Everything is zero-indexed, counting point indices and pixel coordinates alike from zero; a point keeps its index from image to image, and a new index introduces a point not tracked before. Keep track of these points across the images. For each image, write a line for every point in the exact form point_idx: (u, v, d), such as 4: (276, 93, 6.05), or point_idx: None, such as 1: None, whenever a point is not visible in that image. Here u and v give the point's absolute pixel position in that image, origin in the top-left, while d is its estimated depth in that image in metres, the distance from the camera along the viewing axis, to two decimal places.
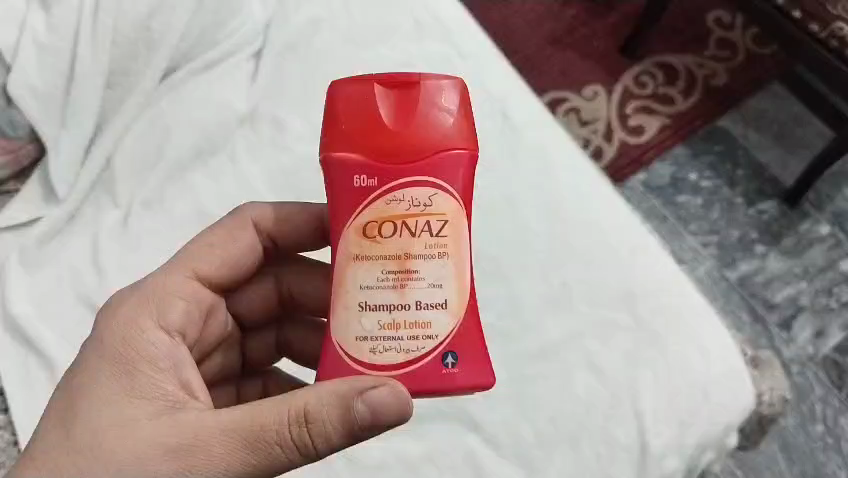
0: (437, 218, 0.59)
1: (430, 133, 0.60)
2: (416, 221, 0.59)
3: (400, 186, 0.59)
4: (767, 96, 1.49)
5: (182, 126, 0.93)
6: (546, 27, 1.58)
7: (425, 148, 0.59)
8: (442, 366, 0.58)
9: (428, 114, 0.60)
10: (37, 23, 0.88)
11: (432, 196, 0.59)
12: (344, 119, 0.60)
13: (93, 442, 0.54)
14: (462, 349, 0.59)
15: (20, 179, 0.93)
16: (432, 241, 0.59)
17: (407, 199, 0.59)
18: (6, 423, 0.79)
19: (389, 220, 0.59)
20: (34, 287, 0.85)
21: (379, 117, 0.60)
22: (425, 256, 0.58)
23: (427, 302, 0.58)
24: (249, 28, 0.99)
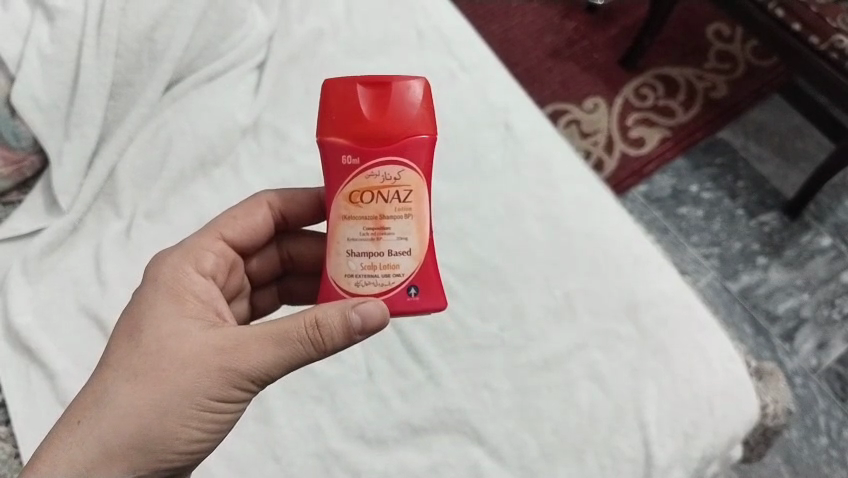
0: (405, 190, 0.60)
1: (402, 121, 0.60)
2: (389, 191, 0.60)
3: (373, 166, 0.60)
4: (767, 107, 1.50)
5: (186, 138, 0.93)
6: (547, 40, 1.60)
7: (395, 132, 0.60)
8: (405, 296, 0.61)
9: (398, 103, 0.60)
10: (41, 34, 0.88)
11: (400, 172, 0.60)
12: (330, 109, 0.61)
13: (141, 354, 0.55)
14: (425, 282, 0.62)
15: (23, 189, 0.93)
16: (402, 203, 0.60)
17: (382, 175, 0.60)
18: (7, 434, 0.77)
19: (365, 188, 0.60)
20: (37, 298, 0.85)
21: (359, 108, 0.60)
22: (396, 216, 0.60)
23: (397, 250, 0.60)
24: (253, 40, 1.00)
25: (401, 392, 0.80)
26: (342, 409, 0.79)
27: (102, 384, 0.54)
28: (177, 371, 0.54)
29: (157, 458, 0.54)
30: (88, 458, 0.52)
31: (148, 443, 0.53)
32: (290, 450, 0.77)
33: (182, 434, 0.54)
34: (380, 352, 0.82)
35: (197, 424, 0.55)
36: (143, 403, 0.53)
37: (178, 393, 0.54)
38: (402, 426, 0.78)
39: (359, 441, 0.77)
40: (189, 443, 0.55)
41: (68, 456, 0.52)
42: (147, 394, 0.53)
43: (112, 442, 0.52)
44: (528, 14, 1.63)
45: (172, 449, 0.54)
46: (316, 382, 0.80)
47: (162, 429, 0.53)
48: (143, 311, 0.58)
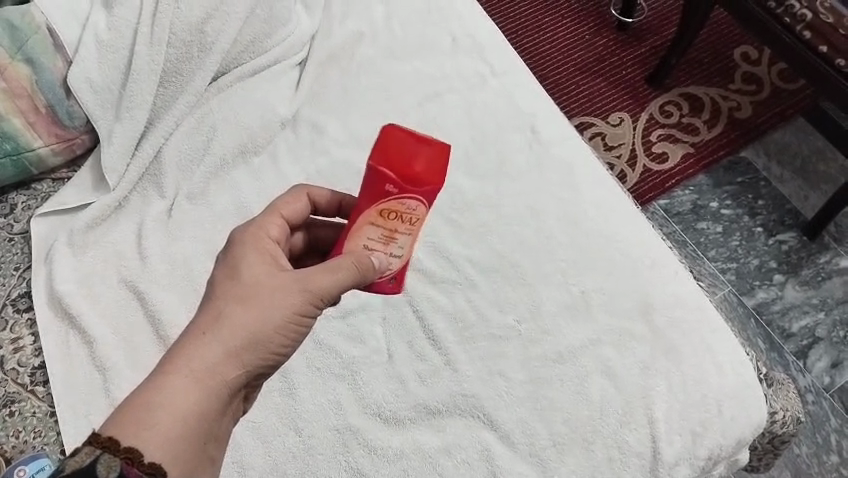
0: (417, 220, 0.64)
1: (439, 176, 0.62)
2: (408, 217, 0.63)
3: (402, 200, 0.62)
4: (791, 129, 1.52)
5: (228, 125, 0.98)
6: (577, 56, 1.64)
7: (432, 182, 0.61)
8: (386, 283, 0.68)
9: (441, 161, 0.62)
10: (99, 21, 0.97)
11: (420, 209, 0.63)
12: (388, 148, 0.62)
13: (240, 286, 0.57)
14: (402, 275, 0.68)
15: (72, 167, 0.99)
16: (412, 227, 0.64)
17: (408, 208, 0.63)
18: (45, 394, 0.82)
19: (391, 211, 0.63)
20: (79, 268, 0.89)
21: (411, 155, 0.61)
22: (405, 233, 0.65)
23: (395, 255, 0.66)
24: (296, 37, 1.05)
25: (420, 375, 0.83)
26: (362, 389, 0.82)
27: (208, 313, 0.56)
28: (276, 292, 0.58)
29: (263, 363, 0.57)
30: (212, 363, 0.54)
31: (258, 350, 0.56)
32: (311, 424, 0.80)
33: (282, 345, 0.58)
34: (401, 336, 0.86)
35: (292, 337, 0.59)
36: (253, 317, 0.56)
37: (278, 312, 0.57)
38: (419, 407, 0.81)
39: (377, 419, 0.81)
40: (283, 355, 0.59)
41: (192, 364, 0.54)
42: (254, 313, 0.56)
43: (231, 349, 0.55)
44: (559, 29, 1.68)
45: (272, 358, 0.58)
46: (339, 362, 0.84)
47: (269, 340, 0.57)
48: (233, 255, 0.59)
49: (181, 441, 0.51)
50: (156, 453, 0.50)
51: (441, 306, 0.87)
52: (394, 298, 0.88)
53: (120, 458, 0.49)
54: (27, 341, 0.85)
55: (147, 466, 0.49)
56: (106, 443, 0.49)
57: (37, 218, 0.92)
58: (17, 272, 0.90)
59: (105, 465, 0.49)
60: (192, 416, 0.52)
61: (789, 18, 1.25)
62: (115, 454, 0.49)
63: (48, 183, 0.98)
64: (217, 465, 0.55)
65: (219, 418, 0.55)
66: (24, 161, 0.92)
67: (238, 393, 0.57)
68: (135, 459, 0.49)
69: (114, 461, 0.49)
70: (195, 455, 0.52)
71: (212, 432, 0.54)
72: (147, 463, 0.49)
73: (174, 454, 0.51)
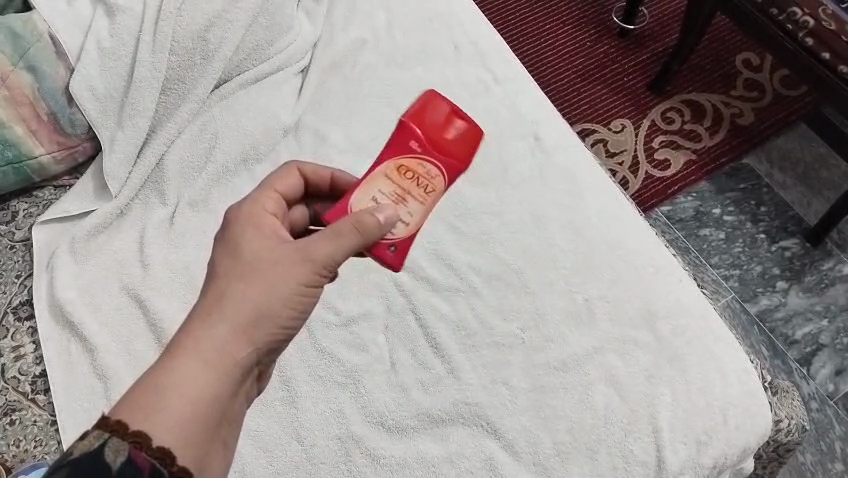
0: (432, 187, 0.66)
1: (459, 150, 0.67)
2: (424, 181, 0.65)
3: (421, 159, 0.66)
4: (793, 135, 1.52)
5: (230, 133, 0.98)
6: (578, 63, 1.64)
7: (456, 154, 0.67)
8: (385, 248, 0.64)
9: (464, 137, 0.67)
10: (101, 28, 0.97)
11: (436, 176, 0.66)
12: (426, 110, 0.67)
13: (240, 265, 0.56)
14: (403, 244, 0.65)
15: (74, 175, 0.99)
16: (424, 193, 0.65)
17: (427, 172, 0.66)
18: (46, 402, 0.82)
19: (408, 167, 0.65)
20: (81, 276, 0.89)
21: (444, 123, 0.67)
22: (415, 196, 0.65)
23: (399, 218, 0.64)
24: (298, 45, 1.05)
25: (422, 383, 0.83)
26: (364, 397, 0.82)
27: (210, 295, 0.55)
28: (279, 266, 0.56)
29: (269, 341, 0.56)
30: (219, 341, 0.53)
31: (264, 327, 0.55)
32: (314, 433, 0.80)
33: (288, 320, 0.57)
34: (403, 344, 0.85)
35: (297, 312, 0.57)
36: (256, 293, 0.55)
37: (281, 285, 0.56)
38: (421, 416, 0.81)
39: (379, 428, 0.80)
40: (288, 331, 0.57)
41: (198, 344, 0.52)
42: (257, 289, 0.55)
43: (237, 326, 0.53)
44: (561, 36, 1.68)
45: (277, 335, 0.56)
46: (342, 369, 0.84)
47: (274, 316, 0.55)
48: (230, 235, 0.57)
49: (190, 422, 0.50)
50: (165, 438, 0.48)
51: (444, 314, 0.87)
52: (396, 305, 0.88)
53: (127, 442, 0.47)
54: (29, 349, 0.85)
55: (155, 452, 0.47)
56: (113, 427, 0.47)
57: (38, 225, 0.92)
58: (18, 279, 0.90)
59: (113, 449, 0.46)
60: (200, 397, 0.50)
61: (791, 25, 1.25)
62: (122, 439, 0.47)
63: (50, 190, 0.98)
64: (227, 451, 0.53)
65: (228, 400, 0.53)
66: (26, 169, 0.93)
67: (246, 373, 0.55)
68: (143, 443, 0.47)
69: (122, 445, 0.47)
70: (204, 439, 0.50)
71: (221, 414, 0.52)
72: (156, 447, 0.47)
73: (183, 437, 0.49)
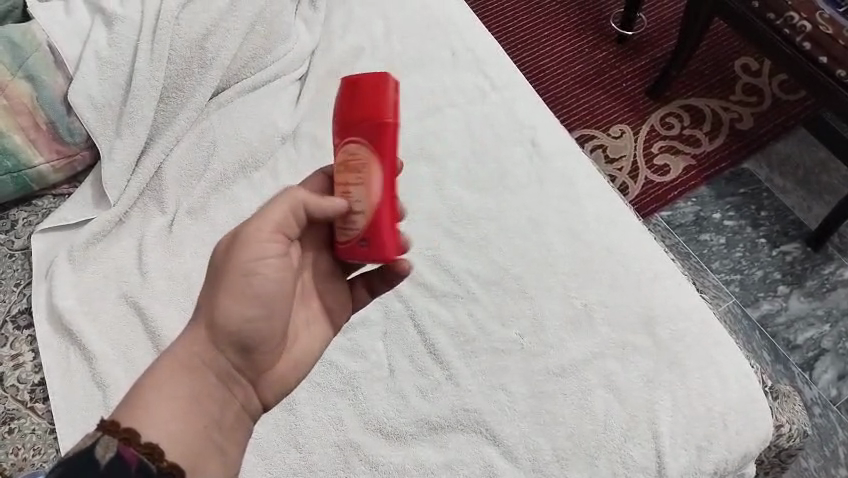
0: (362, 164, 0.61)
1: (373, 112, 0.61)
2: (352, 162, 0.61)
3: (347, 146, 0.62)
4: (793, 140, 1.52)
5: (228, 140, 0.98)
6: (577, 69, 1.64)
7: (372, 121, 0.60)
8: (354, 245, 0.63)
9: (372, 100, 0.61)
10: (100, 37, 0.97)
11: (358, 152, 0.61)
12: (337, 100, 0.63)
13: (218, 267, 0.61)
14: (374, 235, 0.62)
15: (73, 183, 1.00)
16: (360, 174, 0.61)
17: (350, 154, 0.61)
18: (45, 410, 0.82)
19: (345, 162, 0.62)
20: (80, 284, 0.89)
21: (352, 102, 0.62)
22: (354, 181, 0.62)
23: (343, 207, 0.62)
24: (296, 53, 1.06)
25: (421, 390, 0.82)
26: (363, 404, 0.82)
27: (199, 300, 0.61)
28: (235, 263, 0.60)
29: (239, 335, 0.59)
30: (188, 344, 0.58)
31: (227, 320, 0.58)
32: (312, 440, 0.80)
33: (252, 311, 0.59)
34: (402, 351, 0.85)
35: (262, 302, 0.59)
36: (218, 291, 0.59)
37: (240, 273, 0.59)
38: (420, 423, 0.80)
39: (378, 435, 0.80)
40: (262, 324, 0.60)
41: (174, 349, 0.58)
42: (222, 283, 0.59)
43: (204, 326, 0.59)
44: (560, 42, 1.69)
45: (246, 328, 0.59)
46: (341, 376, 0.83)
47: (234, 308, 0.58)
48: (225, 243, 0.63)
49: (168, 418, 0.54)
50: (152, 435, 0.52)
51: (443, 320, 0.86)
52: (395, 312, 0.87)
53: (118, 439, 0.50)
54: (28, 357, 0.85)
55: (143, 447, 0.51)
56: (107, 427, 0.51)
57: (38, 233, 0.93)
58: (17, 287, 0.90)
59: (103, 445, 0.50)
60: (173, 395, 0.55)
61: (789, 29, 1.24)
62: (113, 436, 0.50)
63: (50, 199, 0.98)
64: (216, 448, 0.57)
65: (208, 396, 0.57)
66: (25, 178, 0.93)
67: (225, 371, 0.59)
68: (132, 440, 0.50)
69: (112, 441, 0.50)
70: (186, 435, 0.54)
71: (198, 411, 0.56)
72: (144, 444, 0.51)
73: (165, 432, 0.53)
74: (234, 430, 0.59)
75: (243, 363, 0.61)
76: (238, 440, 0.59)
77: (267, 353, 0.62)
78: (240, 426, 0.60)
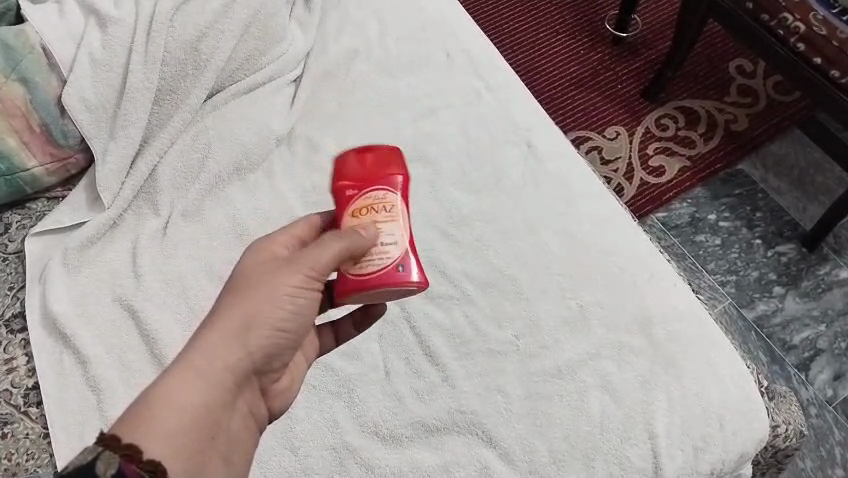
0: (392, 204, 0.67)
1: (386, 166, 0.70)
2: (380, 205, 0.67)
3: (371, 193, 0.68)
4: (787, 141, 1.52)
5: (223, 142, 0.98)
6: (572, 70, 1.65)
7: (395, 173, 0.69)
8: (397, 271, 0.65)
9: (382, 160, 0.70)
10: (93, 40, 0.97)
11: (383, 196, 0.68)
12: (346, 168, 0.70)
13: (245, 282, 0.62)
14: (412, 263, 0.66)
15: (67, 186, 0.99)
16: (390, 212, 0.67)
17: (380, 201, 0.67)
18: (39, 415, 0.81)
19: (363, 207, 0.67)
20: (73, 287, 0.89)
21: (359, 162, 0.70)
22: (387, 217, 0.67)
23: (393, 236, 0.66)
24: (291, 54, 1.05)
25: (417, 392, 0.82)
26: (359, 407, 0.81)
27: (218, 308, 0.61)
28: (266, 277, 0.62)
29: (265, 348, 0.61)
30: (212, 351, 0.58)
31: (259, 329, 0.60)
32: (308, 443, 0.79)
33: (282, 321, 0.61)
34: (398, 354, 0.85)
35: (292, 318, 0.62)
36: (250, 304, 0.60)
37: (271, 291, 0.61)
38: (416, 425, 0.80)
39: (375, 438, 0.80)
40: (288, 334, 0.62)
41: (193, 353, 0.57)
42: (251, 299, 0.60)
43: (229, 338, 0.59)
44: (555, 44, 1.69)
45: (274, 340, 0.61)
46: (336, 380, 0.83)
47: (267, 317, 0.60)
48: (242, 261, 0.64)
49: (180, 430, 0.53)
50: (156, 452, 0.51)
51: (439, 322, 0.86)
52: (390, 314, 0.87)
53: (119, 455, 0.50)
54: (21, 361, 0.84)
55: (146, 464, 0.50)
56: (108, 441, 0.50)
57: (31, 236, 0.92)
58: (11, 291, 0.89)
59: (105, 462, 0.49)
60: (190, 404, 0.55)
61: (783, 30, 1.25)
62: (114, 451, 0.50)
63: (43, 202, 0.98)
64: (220, 459, 0.57)
65: (225, 407, 0.58)
66: (19, 181, 0.93)
67: (241, 383, 0.60)
68: (134, 456, 0.50)
69: (113, 458, 0.49)
70: (194, 446, 0.54)
71: (213, 421, 0.56)
72: (147, 460, 0.50)
73: (170, 445, 0.52)
74: (241, 440, 0.60)
75: (257, 375, 0.62)
76: (246, 448, 0.60)
77: (278, 363, 0.64)
78: (248, 437, 0.61)
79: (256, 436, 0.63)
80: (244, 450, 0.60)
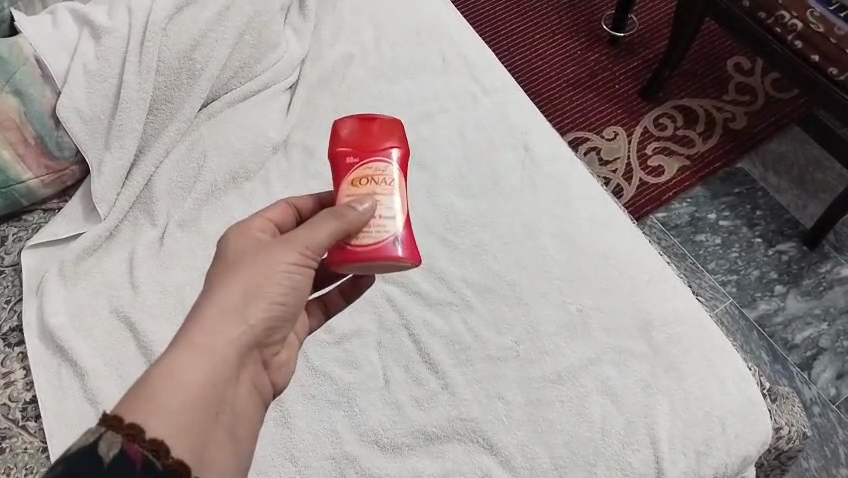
0: (392, 177, 0.67)
1: (388, 137, 0.68)
2: (380, 177, 0.66)
3: (371, 162, 0.67)
4: (786, 138, 1.52)
5: (219, 151, 0.98)
6: (569, 71, 1.64)
7: (396, 145, 0.68)
8: (392, 246, 0.64)
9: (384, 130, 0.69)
10: (87, 50, 0.96)
11: (384, 167, 0.67)
12: (346, 135, 0.68)
13: (237, 261, 0.60)
14: (407, 240, 0.66)
15: (63, 197, 0.99)
16: (390, 185, 0.66)
17: (380, 171, 0.66)
18: (37, 428, 0.81)
19: (363, 177, 0.66)
20: (70, 300, 0.88)
21: (360, 131, 0.68)
22: (387, 189, 0.66)
23: (391, 209, 0.65)
24: (286, 61, 1.05)
25: (417, 399, 0.82)
26: (359, 416, 0.81)
27: (211, 287, 0.59)
28: (260, 253, 0.61)
29: (263, 324, 0.59)
30: (210, 327, 0.56)
31: (257, 304, 0.58)
32: (308, 453, 0.79)
33: (279, 298, 0.60)
34: (397, 361, 0.84)
35: (290, 293, 0.60)
36: (246, 281, 0.58)
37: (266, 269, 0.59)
38: (416, 433, 0.79)
39: (374, 447, 0.79)
40: (285, 311, 0.61)
41: (190, 331, 0.55)
42: (247, 276, 0.59)
43: (226, 316, 0.57)
44: (551, 45, 1.68)
45: (272, 317, 0.59)
46: (335, 388, 0.83)
47: (264, 294, 0.59)
48: (228, 243, 0.62)
49: (182, 409, 0.52)
50: (159, 431, 0.49)
51: (438, 328, 0.86)
52: (389, 322, 0.87)
53: (122, 436, 0.48)
54: (19, 375, 0.84)
55: (150, 444, 0.48)
56: (110, 422, 0.48)
57: (27, 249, 0.92)
58: (8, 304, 0.89)
59: (107, 443, 0.47)
60: (190, 382, 0.53)
61: (780, 28, 1.24)
62: (116, 432, 0.48)
63: (39, 214, 0.97)
64: (224, 438, 0.55)
65: (226, 384, 0.56)
66: (14, 193, 0.92)
67: (241, 361, 0.58)
68: (137, 436, 0.48)
69: (116, 439, 0.47)
70: (197, 425, 0.52)
71: (215, 399, 0.54)
72: (150, 440, 0.49)
73: (172, 423, 0.51)
74: (243, 420, 0.58)
75: (255, 352, 0.60)
76: (249, 427, 0.59)
77: (276, 341, 0.62)
78: (249, 416, 0.59)
79: (259, 414, 0.61)
80: (247, 429, 0.58)
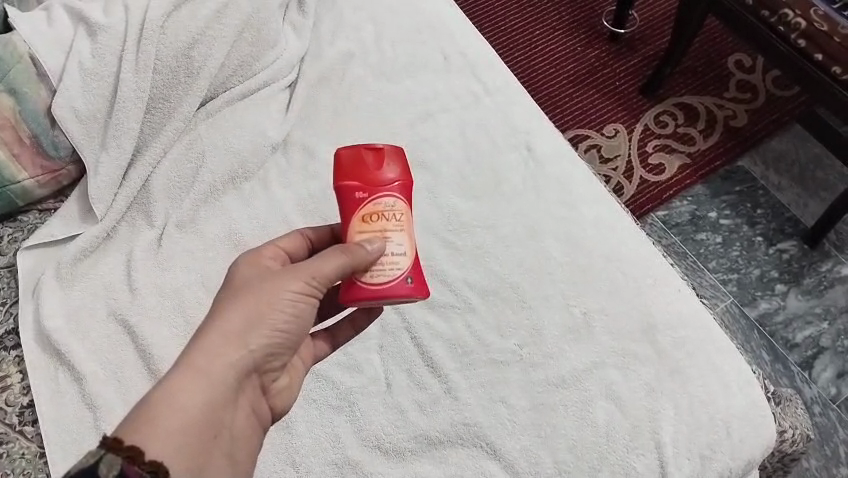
0: (401, 212, 0.66)
1: (392, 169, 0.66)
2: (390, 212, 0.65)
3: (380, 197, 0.65)
4: (787, 137, 1.51)
5: (217, 151, 0.96)
6: (569, 68, 1.63)
7: (403, 178, 0.67)
8: (403, 283, 0.64)
9: (389, 160, 0.67)
10: (83, 48, 0.95)
11: (391, 202, 0.65)
12: (350, 167, 0.66)
13: (244, 286, 0.60)
14: (417, 274, 0.65)
15: (59, 197, 0.98)
16: (399, 221, 0.65)
17: (389, 207, 0.65)
18: (34, 433, 0.80)
19: (372, 213, 0.65)
20: (68, 302, 0.87)
21: (364, 163, 0.66)
22: (396, 225, 0.65)
23: (400, 247, 0.64)
24: (285, 59, 1.03)
25: (419, 404, 0.81)
26: (361, 421, 0.80)
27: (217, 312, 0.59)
28: (267, 279, 0.60)
29: (266, 351, 0.58)
30: (212, 353, 0.55)
31: (260, 331, 0.57)
32: (309, 458, 0.78)
33: (284, 326, 0.59)
34: (399, 365, 0.83)
35: (294, 321, 0.60)
36: (251, 308, 0.58)
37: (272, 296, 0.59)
38: (419, 438, 0.79)
39: (377, 451, 0.79)
40: (290, 338, 0.60)
41: (193, 356, 0.55)
42: (252, 302, 0.58)
43: (228, 342, 0.56)
44: (551, 41, 1.67)
45: (275, 344, 0.59)
46: (336, 392, 0.82)
47: (268, 321, 0.58)
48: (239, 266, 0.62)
49: (181, 432, 0.52)
50: (157, 453, 0.50)
51: (440, 332, 0.85)
52: (391, 325, 0.86)
53: (121, 457, 0.48)
54: (16, 379, 0.83)
55: (148, 465, 0.49)
56: (111, 444, 0.48)
57: (23, 250, 0.91)
58: (3, 307, 0.88)
59: (107, 465, 0.48)
60: (192, 406, 0.53)
61: (783, 26, 1.23)
62: (117, 454, 0.48)
63: (35, 214, 0.96)
64: (222, 460, 0.55)
65: (227, 409, 0.55)
66: (9, 193, 0.91)
67: (242, 387, 0.58)
68: (136, 458, 0.48)
69: (116, 460, 0.48)
70: (195, 449, 0.52)
71: (214, 424, 0.54)
72: (148, 461, 0.49)
73: (171, 447, 0.51)
74: (243, 444, 0.58)
75: (259, 377, 0.60)
76: (249, 451, 0.58)
77: (280, 366, 0.61)
78: (250, 438, 0.59)
79: (259, 437, 0.60)
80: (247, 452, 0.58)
